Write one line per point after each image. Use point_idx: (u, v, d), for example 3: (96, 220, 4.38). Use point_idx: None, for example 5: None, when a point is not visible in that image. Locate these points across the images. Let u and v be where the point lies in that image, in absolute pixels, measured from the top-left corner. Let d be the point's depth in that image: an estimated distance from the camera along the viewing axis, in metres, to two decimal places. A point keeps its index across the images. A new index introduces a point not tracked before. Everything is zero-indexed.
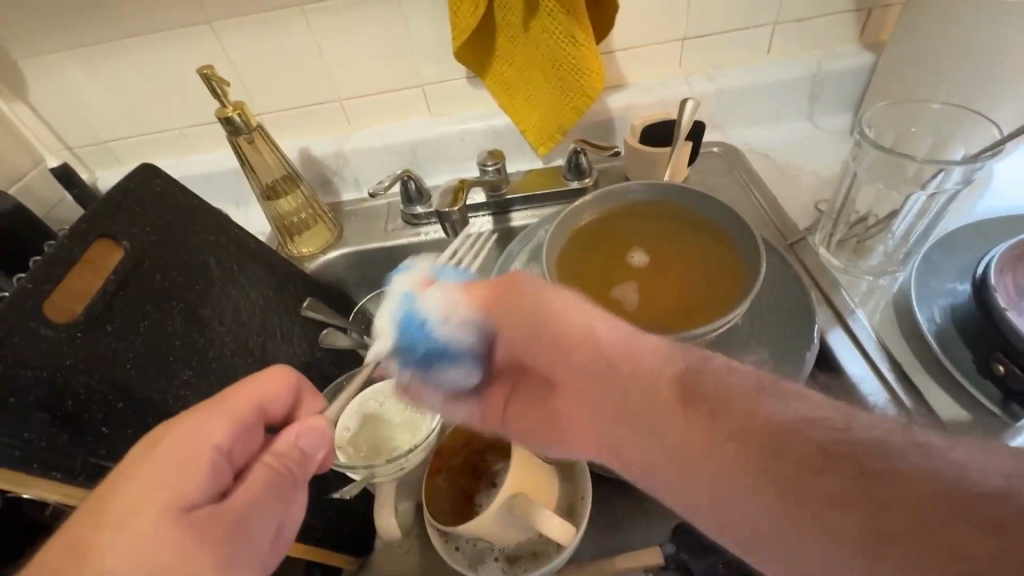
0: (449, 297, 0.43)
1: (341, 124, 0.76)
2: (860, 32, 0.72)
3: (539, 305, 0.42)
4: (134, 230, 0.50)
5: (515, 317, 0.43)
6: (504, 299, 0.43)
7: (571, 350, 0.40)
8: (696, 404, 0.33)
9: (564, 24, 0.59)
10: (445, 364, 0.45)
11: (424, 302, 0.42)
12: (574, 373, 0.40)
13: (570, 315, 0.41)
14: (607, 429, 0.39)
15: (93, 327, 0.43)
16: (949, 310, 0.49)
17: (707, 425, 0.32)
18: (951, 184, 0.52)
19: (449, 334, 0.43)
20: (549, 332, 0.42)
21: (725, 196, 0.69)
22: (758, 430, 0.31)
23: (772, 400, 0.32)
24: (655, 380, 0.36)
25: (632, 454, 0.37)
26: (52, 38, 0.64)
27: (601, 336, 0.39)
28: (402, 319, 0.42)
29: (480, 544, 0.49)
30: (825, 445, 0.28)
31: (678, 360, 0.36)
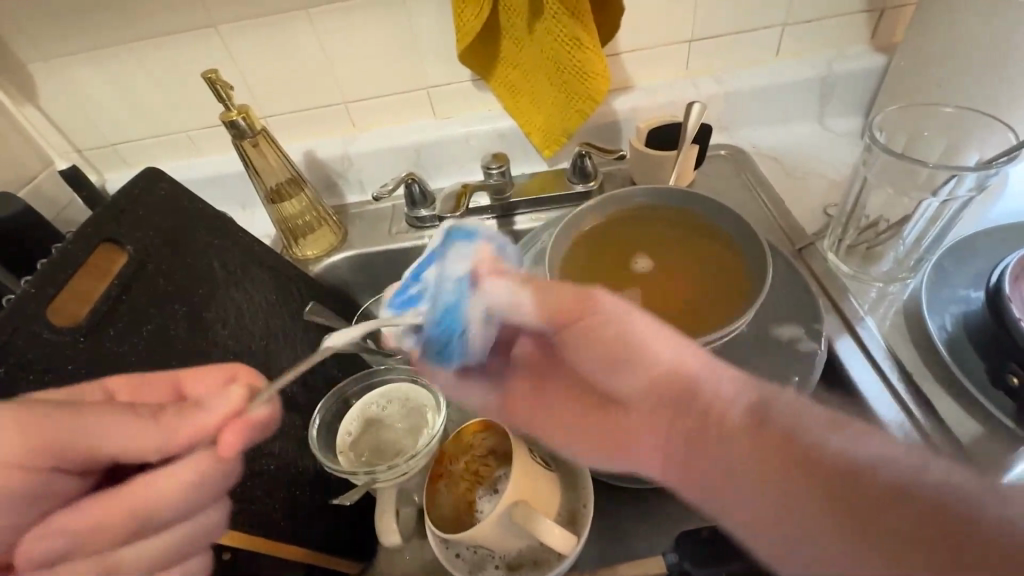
0: (513, 291, 0.34)
1: (346, 126, 0.76)
2: (871, 33, 0.71)
3: (612, 314, 0.32)
4: (139, 234, 0.50)
5: (578, 334, 0.33)
6: (569, 318, 0.33)
7: (634, 367, 0.32)
8: (768, 435, 0.28)
9: (569, 26, 0.59)
10: (461, 358, 0.38)
11: (486, 293, 0.34)
12: (628, 385, 0.33)
13: (648, 337, 0.32)
14: (672, 457, 0.31)
15: (97, 331, 0.44)
16: (961, 318, 0.48)
17: (783, 465, 0.27)
18: (964, 189, 0.51)
19: (479, 333, 0.36)
20: (614, 349, 0.32)
21: (733, 199, 0.68)
22: (832, 467, 0.26)
23: (844, 441, 0.27)
24: (727, 408, 0.29)
25: (702, 492, 0.29)
26: (59, 41, 0.65)
27: (668, 356, 0.31)
28: (445, 303, 0.35)
29: (481, 551, 0.48)
30: (899, 484, 0.24)
31: (748, 389, 0.30)
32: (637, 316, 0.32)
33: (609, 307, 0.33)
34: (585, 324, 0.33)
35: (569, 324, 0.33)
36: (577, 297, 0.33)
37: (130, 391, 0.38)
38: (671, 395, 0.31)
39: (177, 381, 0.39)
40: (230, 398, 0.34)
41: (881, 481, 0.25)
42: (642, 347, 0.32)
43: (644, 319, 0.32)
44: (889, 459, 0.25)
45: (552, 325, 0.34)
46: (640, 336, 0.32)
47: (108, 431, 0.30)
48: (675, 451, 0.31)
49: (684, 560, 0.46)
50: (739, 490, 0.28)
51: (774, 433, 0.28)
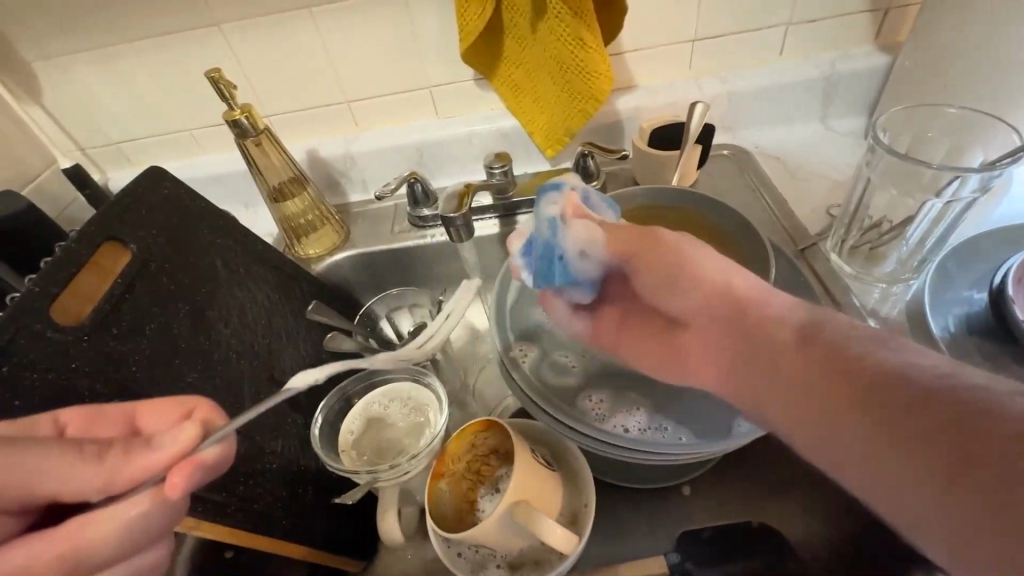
0: (589, 233, 0.45)
1: (349, 125, 0.76)
2: (875, 33, 0.71)
3: (671, 250, 0.40)
4: (142, 233, 0.50)
5: (648, 267, 0.41)
6: (640, 243, 0.42)
7: (697, 293, 0.38)
8: (812, 346, 0.31)
9: (572, 26, 0.58)
10: (573, 287, 0.47)
11: (568, 234, 0.45)
12: (694, 311, 0.38)
13: (705, 266, 0.38)
14: (729, 376, 0.35)
15: (100, 330, 0.44)
16: (964, 320, 0.48)
17: (823, 370, 0.30)
18: (968, 191, 0.51)
19: (578, 264, 0.45)
20: (675, 272, 0.39)
21: (735, 200, 0.68)
22: (865, 373, 0.28)
23: (887, 352, 0.29)
24: (779, 326, 0.33)
25: (757, 404, 0.33)
26: (62, 40, 0.65)
27: (734, 284, 0.37)
28: (545, 243, 0.46)
29: (482, 551, 0.49)
30: (929, 387, 0.25)
31: (801, 313, 0.34)
32: (706, 258, 0.39)
33: (686, 245, 0.40)
34: (655, 251, 0.41)
35: (641, 259, 0.41)
36: (638, 238, 0.42)
37: (82, 422, 0.37)
38: (728, 314, 0.36)
39: (132, 414, 0.38)
40: (182, 436, 0.33)
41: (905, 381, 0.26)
42: (694, 275, 0.38)
43: (704, 254, 0.39)
44: (920, 367, 0.27)
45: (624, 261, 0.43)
46: (687, 264, 0.39)
47: (49, 470, 0.30)
48: (733, 370, 0.35)
49: (686, 560, 0.47)
50: (781, 396, 0.31)
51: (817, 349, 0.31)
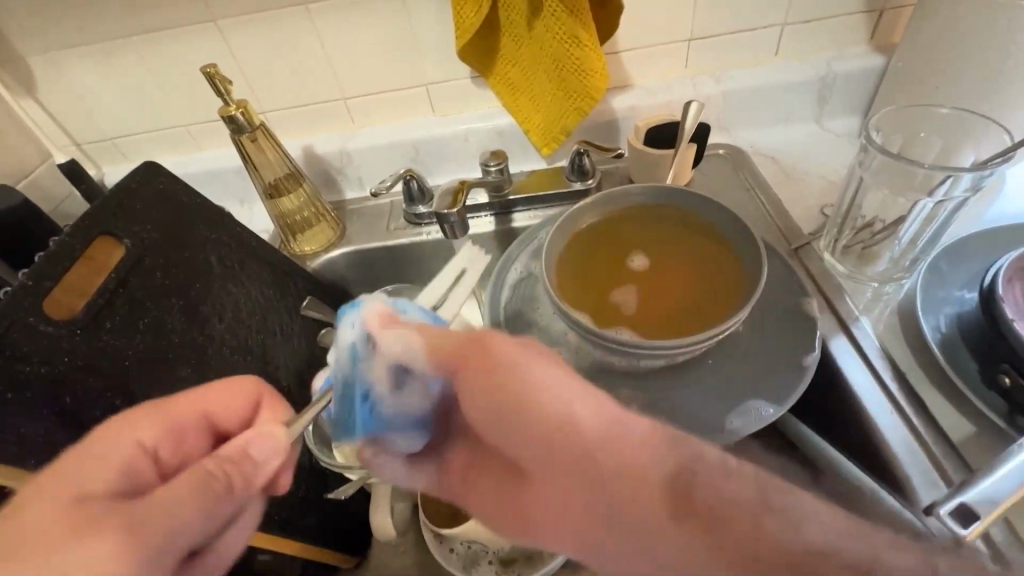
0: (404, 343, 0.37)
1: (346, 122, 0.76)
2: (870, 33, 0.71)
3: (506, 369, 0.32)
4: (136, 227, 0.50)
5: (484, 394, 0.33)
6: (469, 361, 0.33)
7: (543, 437, 0.31)
8: (690, 518, 0.28)
9: (567, 24, 0.59)
10: (392, 433, 0.40)
11: (374, 365, 0.38)
12: (538, 466, 0.33)
13: (546, 390, 0.31)
14: (578, 536, 0.32)
15: (94, 324, 0.44)
16: (955, 318, 0.48)
17: (708, 552, 0.27)
18: (959, 191, 0.51)
19: (394, 401, 0.38)
20: (515, 407, 0.31)
21: (730, 199, 0.68)
22: (738, 528, 0.28)
23: (779, 524, 0.28)
24: (645, 485, 0.29)
25: (620, 574, 0.30)
26: (58, 35, 0.65)
27: (580, 417, 0.31)
28: (344, 380, 0.39)
29: (475, 546, 0.48)
30: (806, 559, 0.26)
31: (668, 454, 0.30)
32: (545, 373, 0.32)
33: (509, 356, 0.32)
34: (488, 371, 0.32)
35: (467, 373, 0.33)
36: (474, 348, 0.34)
37: (172, 445, 0.38)
38: (572, 472, 0.31)
39: (203, 412, 0.41)
40: (277, 443, 0.38)
41: (797, 551, 0.26)
42: (533, 405, 0.31)
43: (541, 369, 0.32)
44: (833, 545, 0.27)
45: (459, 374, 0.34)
46: (528, 386, 0.31)
47: (195, 513, 0.32)
48: (585, 531, 0.31)
49: None
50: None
51: (694, 517, 0.28)
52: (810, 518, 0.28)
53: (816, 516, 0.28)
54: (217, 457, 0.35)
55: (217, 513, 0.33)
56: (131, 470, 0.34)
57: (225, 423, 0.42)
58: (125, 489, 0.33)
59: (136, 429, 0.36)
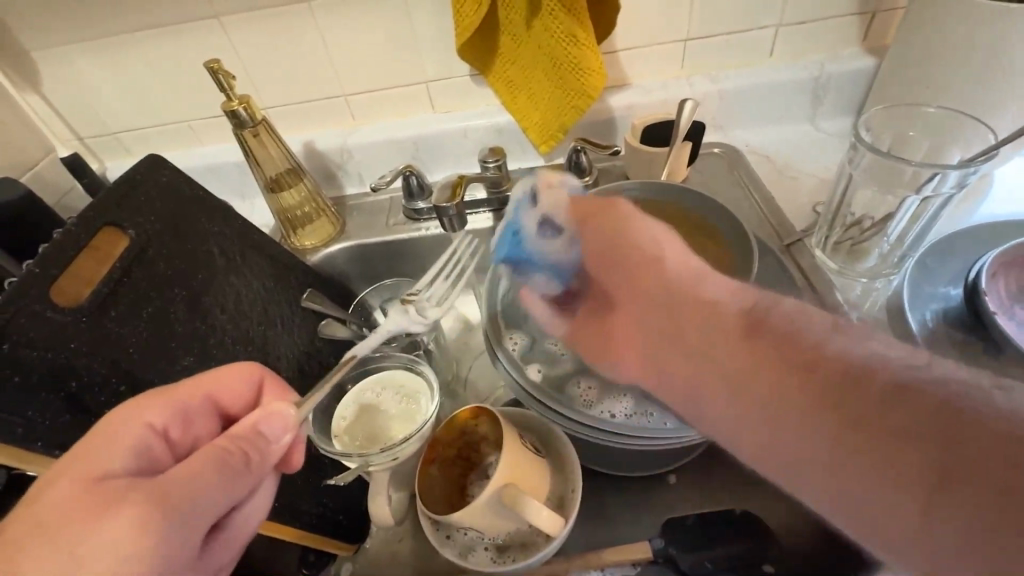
0: (552, 205, 0.47)
1: (346, 119, 0.77)
2: (863, 35, 0.72)
3: (625, 216, 0.43)
4: (140, 219, 0.51)
5: (603, 240, 0.44)
6: (595, 220, 0.44)
7: (643, 279, 0.41)
8: (759, 336, 0.33)
9: (565, 23, 0.60)
10: (536, 273, 0.48)
11: (525, 213, 0.48)
12: (625, 320, 0.42)
13: (652, 236, 0.42)
14: (648, 366, 0.40)
15: (98, 313, 0.45)
16: (941, 314, 0.50)
17: (776, 360, 0.32)
18: (946, 188, 0.52)
19: (539, 239, 0.47)
20: (621, 251, 0.42)
21: (724, 196, 0.69)
22: (829, 364, 0.30)
23: (845, 341, 0.31)
24: (720, 312, 0.36)
25: (684, 386, 0.36)
26: (64, 31, 0.66)
27: (668, 262, 0.40)
28: (508, 221, 0.49)
29: (470, 534, 0.50)
30: (899, 381, 0.27)
31: (749, 297, 0.36)
32: (647, 229, 0.43)
33: (630, 215, 0.43)
34: (608, 225, 0.44)
35: (587, 225, 0.45)
36: (598, 212, 0.44)
37: (182, 426, 0.39)
38: (652, 310, 0.39)
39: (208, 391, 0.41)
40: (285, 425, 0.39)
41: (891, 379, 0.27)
42: (635, 249, 0.42)
43: (646, 224, 0.43)
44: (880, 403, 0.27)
45: (582, 228, 0.46)
46: (650, 233, 0.42)
47: (205, 491, 0.34)
48: (655, 363, 0.39)
49: (670, 546, 0.48)
50: (727, 388, 0.33)
51: (767, 339, 0.33)
52: (891, 346, 0.30)
53: (898, 348, 0.30)
54: (228, 436, 0.37)
55: (228, 490, 0.35)
56: (145, 450, 0.35)
57: (232, 405, 0.43)
58: (143, 470, 0.35)
59: (147, 410, 0.37)
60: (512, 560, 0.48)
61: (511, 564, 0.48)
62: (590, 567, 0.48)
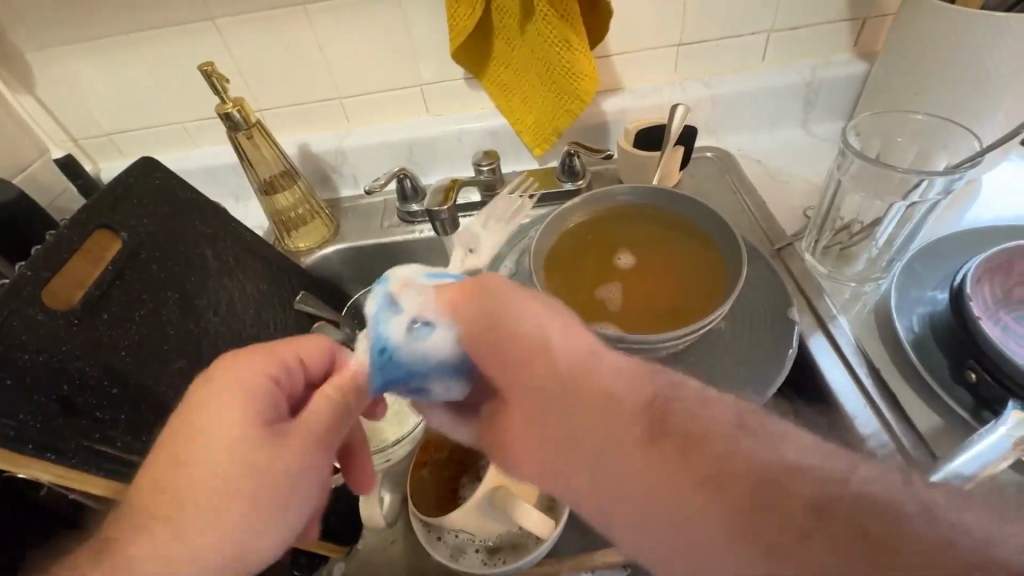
0: (420, 301, 0.41)
1: (341, 121, 0.77)
2: (854, 41, 0.73)
3: (498, 299, 0.39)
4: (132, 222, 0.51)
5: (476, 329, 0.40)
6: (471, 304, 0.40)
7: (527, 365, 0.38)
8: (665, 441, 0.31)
9: (558, 28, 0.60)
10: (423, 380, 0.42)
11: (390, 323, 0.40)
12: (546, 409, 0.36)
13: (527, 319, 0.38)
14: (547, 457, 0.37)
15: (89, 315, 0.45)
16: (928, 317, 0.50)
17: (679, 469, 0.29)
18: (933, 194, 0.53)
19: (412, 345, 0.40)
20: (500, 341, 0.39)
21: (715, 200, 0.70)
22: (746, 479, 0.28)
23: (755, 444, 0.29)
24: (618, 412, 0.33)
25: (586, 489, 0.34)
26: (57, 33, 0.66)
27: (555, 350, 0.37)
28: (370, 341, 0.41)
29: (462, 535, 0.50)
30: (821, 501, 0.26)
31: (646, 386, 0.34)
32: (524, 313, 0.39)
33: (496, 295, 0.40)
34: (478, 312, 0.40)
35: (465, 310, 0.40)
36: (471, 294, 0.40)
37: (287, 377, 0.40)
38: (569, 407, 0.35)
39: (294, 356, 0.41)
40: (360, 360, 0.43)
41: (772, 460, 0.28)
42: (515, 335, 0.38)
43: (521, 304, 0.39)
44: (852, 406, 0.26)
45: (459, 321, 0.40)
46: (514, 318, 0.39)
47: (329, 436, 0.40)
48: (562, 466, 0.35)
49: None
50: (641, 492, 0.31)
51: (671, 442, 0.31)
52: (805, 449, 0.29)
53: (811, 452, 0.29)
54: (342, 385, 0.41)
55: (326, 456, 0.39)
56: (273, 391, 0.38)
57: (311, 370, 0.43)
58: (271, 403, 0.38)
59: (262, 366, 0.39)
60: (503, 562, 0.48)
61: (501, 565, 0.48)
62: (582, 568, 0.49)
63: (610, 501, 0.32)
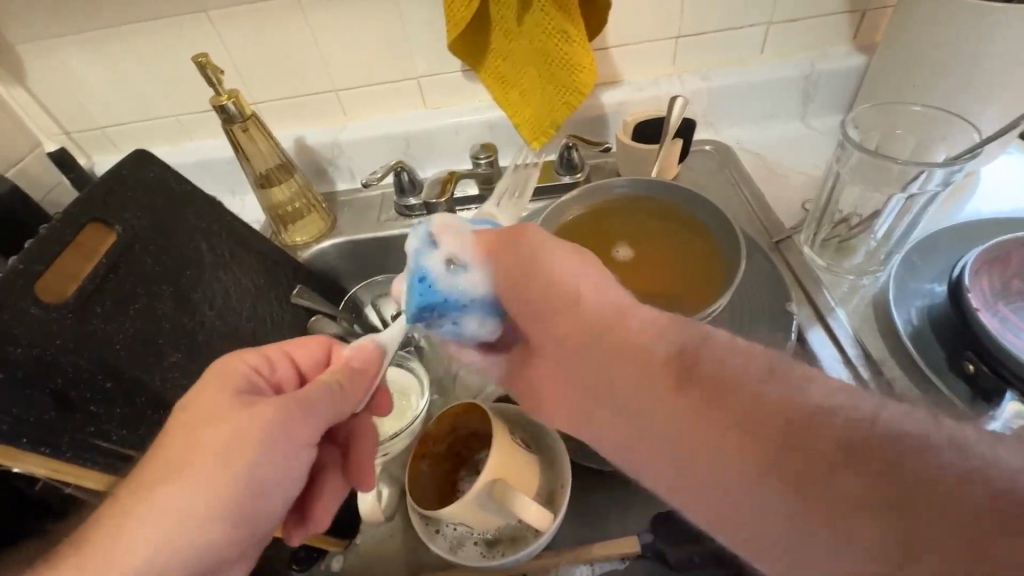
0: (459, 241, 0.44)
1: (337, 114, 0.77)
2: (853, 33, 0.73)
3: (524, 241, 0.42)
4: (126, 215, 0.51)
5: (509, 266, 0.42)
6: (505, 245, 0.43)
7: (559, 309, 0.39)
8: (691, 388, 0.32)
9: (556, 20, 0.60)
10: (459, 315, 0.45)
11: (429, 258, 0.44)
12: (582, 349, 0.39)
13: (557, 267, 0.40)
14: (593, 412, 0.39)
15: (83, 309, 0.45)
16: (927, 310, 0.50)
17: (710, 419, 0.30)
18: (932, 185, 0.52)
19: (449, 278, 0.44)
20: (533, 284, 0.41)
21: (713, 193, 0.70)
22: (776, 425, 0.28)
23: (780, 395, 0.29)
24: (650, 361, 0.34)
25: (629, 438, 0.35)
26: (48, 26, 0.65)
27: (585, 301, 0.38)
28: (411, 271, 0.44)
29: (460, 529, 0.50)
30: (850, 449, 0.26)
31: (673, 338, 0.35)
32: (557, 256, 0.41)
33: (533, 240, 0.42)
34: (514, 252, 0.42)
35: (498, 249, 0.43)
36: (503, 239, 0.43)
37: (268, 367, 0.43)
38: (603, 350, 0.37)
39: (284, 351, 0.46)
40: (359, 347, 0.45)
41: (799, 406, 0.28)
42: (548, 278, 0.40)
43: (557, 251, 0.41)
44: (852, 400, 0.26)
45: (493, 259, 0.43)
46: (540, 258, 0.41)
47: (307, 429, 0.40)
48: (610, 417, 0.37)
49: (658, 540, 0.49)
50: (677, 445, 0.31)
51: (700, 392, 0.31)
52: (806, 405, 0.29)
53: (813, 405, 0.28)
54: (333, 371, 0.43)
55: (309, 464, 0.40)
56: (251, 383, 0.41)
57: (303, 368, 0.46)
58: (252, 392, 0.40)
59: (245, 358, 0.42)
60: (502, 554, 0.48)
61: (499, 558, 0.48)
62: (580, 561, 0.49)
63: (655, 449, 0.33)
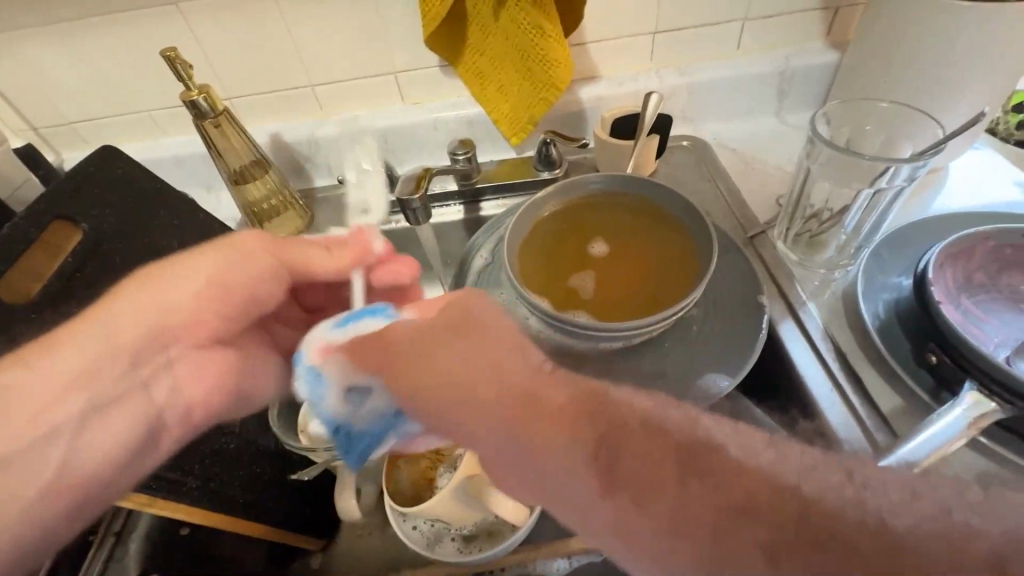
0: (341, 370, 0.38)
1: (314, 109, 0.76)
2: (826, 30, 0.74)
3: (407, 351, 0.36)
4: (93, 212, 0.50)
5: (401, 373, 0.36)
6: (385, 356, 0.36)
7: (472, 405, 0.33)
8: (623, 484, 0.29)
9: (531, 15, 0.59)
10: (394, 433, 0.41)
11: (326, 400, 0.39)
12: (499, 451, 0.32)
13: (451, 365, 0.34)
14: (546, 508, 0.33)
15: (50, 308, 0.44)
16: (893, 303, 0.51)
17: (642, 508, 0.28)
18: (899, 180, 0.54)
19: (359, 413, 0.39)
20: (434, 388, 0.34)
21: (689, 188, 0.70)
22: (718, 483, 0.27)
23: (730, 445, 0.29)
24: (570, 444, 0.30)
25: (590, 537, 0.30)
26: (12, 18, 0.63)
27: (483, 384, 0.33)
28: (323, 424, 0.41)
29: (437, 525, 0.51)
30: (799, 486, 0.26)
31: (591, 417, 0.31)
32: (445, 353, 0.35)
33: (411, 339, 0.36)
34: (397, 360, 0.36)
35: (382, 367, 0.36)
36: (378, 348, 0.37)
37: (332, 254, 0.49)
38: (521, 446, 0.31)
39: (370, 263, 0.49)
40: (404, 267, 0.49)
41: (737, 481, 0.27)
42: (442, 379, 0.34)
43: (442, 350, 0.35)
44: None
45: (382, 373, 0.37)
46: (430, 370, 0.35)
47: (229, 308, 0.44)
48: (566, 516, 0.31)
49: None
50: (613, 531, 0.29)
51: (625, 491, 0.29)
52: None
53: None
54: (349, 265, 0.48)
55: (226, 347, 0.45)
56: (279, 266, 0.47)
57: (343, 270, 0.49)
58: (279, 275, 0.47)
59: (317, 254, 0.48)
60: (479, 549, 0.49)
61: (477, 553, 0.48)
62: (557, 554, 0.49)
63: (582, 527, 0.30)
